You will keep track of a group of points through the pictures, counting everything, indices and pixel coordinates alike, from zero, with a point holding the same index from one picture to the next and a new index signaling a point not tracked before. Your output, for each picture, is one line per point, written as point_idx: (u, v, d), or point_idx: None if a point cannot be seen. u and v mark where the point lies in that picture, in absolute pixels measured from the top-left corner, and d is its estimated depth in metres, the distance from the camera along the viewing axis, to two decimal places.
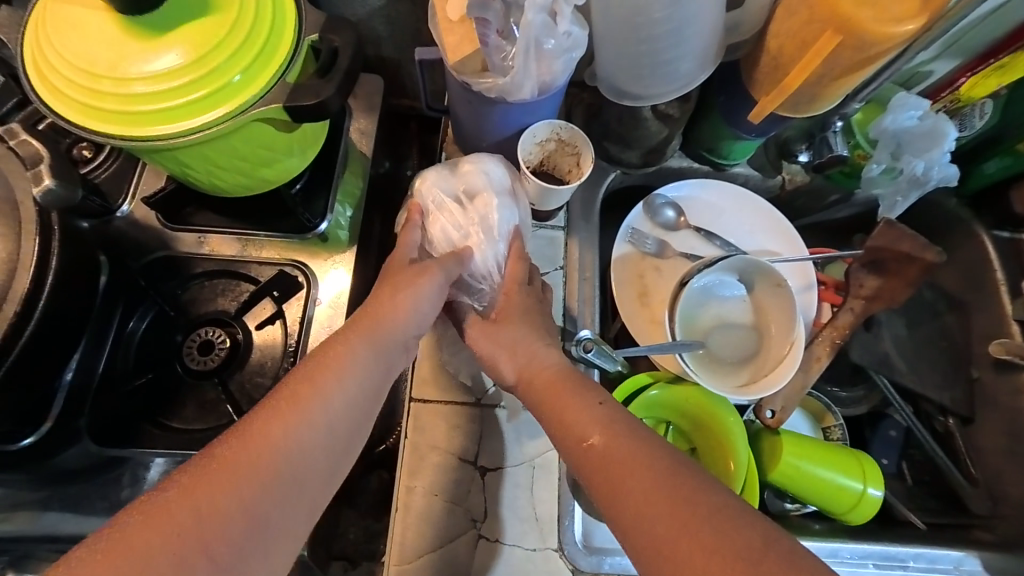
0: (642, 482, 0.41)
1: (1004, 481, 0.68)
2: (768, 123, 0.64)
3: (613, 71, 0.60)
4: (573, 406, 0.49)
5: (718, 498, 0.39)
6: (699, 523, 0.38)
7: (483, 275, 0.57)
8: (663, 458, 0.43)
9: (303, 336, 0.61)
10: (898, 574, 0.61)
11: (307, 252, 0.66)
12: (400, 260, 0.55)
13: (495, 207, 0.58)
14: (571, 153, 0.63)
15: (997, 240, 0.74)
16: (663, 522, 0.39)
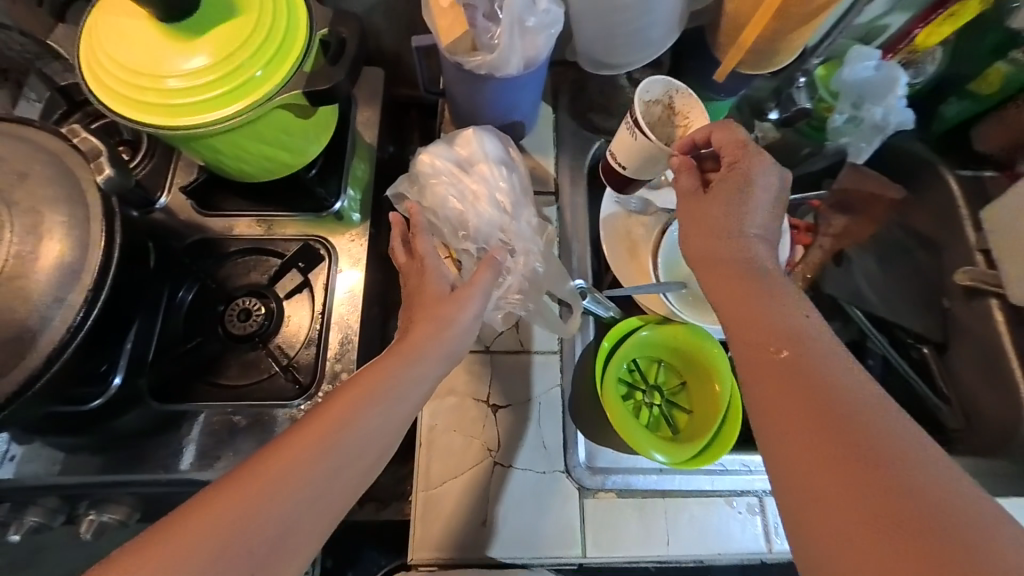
0: (810, 420, 0.40)
1: (979, 398, 0.73)
2: (736, 83, 0.71)
3: (589, 41, 0.67)
4: (766, 318, 0.47)
5: (900, 457, 0.36)
6: (812, 402, 0.40)
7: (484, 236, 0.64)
8: (801, 338, 0.44)
9: (329, 300, 0.69)
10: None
11: (324, 229, 0.73)
12: (420, 270, 0.58)
13: (489, 175, 0.65)
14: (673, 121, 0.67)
15: (962, 178, 0.81)
16: (775, 386, 0.42)
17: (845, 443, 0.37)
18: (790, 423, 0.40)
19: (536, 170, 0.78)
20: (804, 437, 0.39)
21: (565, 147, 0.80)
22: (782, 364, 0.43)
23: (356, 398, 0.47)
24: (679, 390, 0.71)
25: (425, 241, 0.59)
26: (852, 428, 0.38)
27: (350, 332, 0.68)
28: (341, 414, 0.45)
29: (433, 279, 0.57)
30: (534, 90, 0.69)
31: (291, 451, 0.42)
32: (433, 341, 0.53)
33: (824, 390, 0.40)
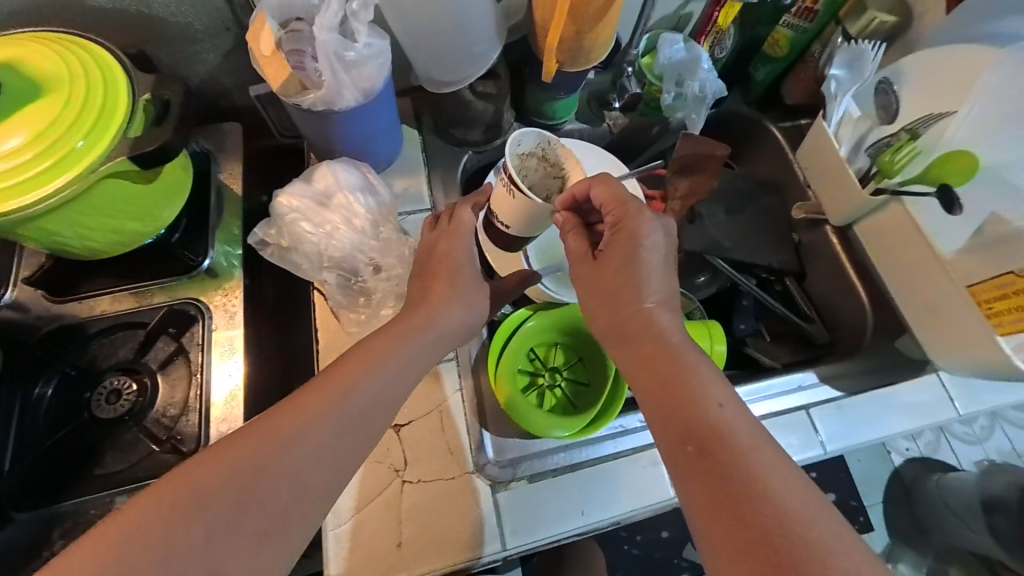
0: (727, 518, 0.43)
1: (838, 310, 0.83)
2: (571, 81, 0.78)
3: (421, 60, 0.71)
4: (683, 403, 0.50)
5: (803, 546, 0.40)
6: (733, 493, 0.44)
7: (352, 258, 0.66)
8: (713, 432, 0.47)
9: (205, 360, 0.66)
10: (763, 402, 0.72)
11: (196, 288, 0.70)
12: (457, 238, 0.64)
13: (348, 205, 0.66)
14: (552, 172, 0.67)
15: (785, 129, 0.93)
16: (695, 481, 0.46)
17: (758, 541, 0.41)
18: (711, 522, 0.44)
19: (409, 189, 0.82)
20: (728, 540, 0.43)
21: (435, 164, 0.85)
22: (702, 458, 0.46)
23: (367, 357, 0.54)
24: (576, 365, 0.76)
25: (470, 213, 0.65)
26: (769, 529, 0.41)
27: (234, 388, 0.65)
28: (355, 376, 0.52)
29: (458, 247, 0.64)
30: (383, 113, 0.72)
31: (297, 415, 0.48)
32: (456, 304, 0.62)
33: (740, 488, 0.44)
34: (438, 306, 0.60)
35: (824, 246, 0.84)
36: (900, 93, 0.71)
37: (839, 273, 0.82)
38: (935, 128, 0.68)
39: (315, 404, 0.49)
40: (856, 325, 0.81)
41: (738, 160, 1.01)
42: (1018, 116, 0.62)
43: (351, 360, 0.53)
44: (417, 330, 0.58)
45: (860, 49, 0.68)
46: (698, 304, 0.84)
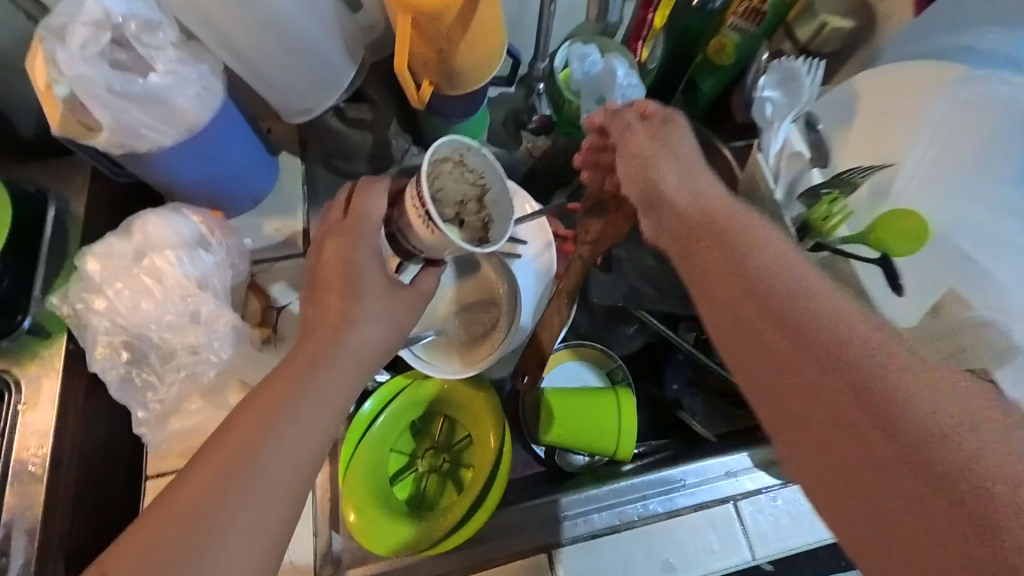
0: (849, 445, 0.30)
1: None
2: (465, 102, 0.64)
3: (274, 82, 0.59)
4: (752, 323, 0.36)
5: (965, 438, 0.27)
6: (869, 459, 0.30)
7: (143, 345, 0.48)
8: (802, 289, 0.35)
9: (9, 447, 0.57)
10: (685, 493, 0.58)
11: (15, 357, 0.62)
12: (353, 234, 0.50)
13: (169, 265, 0.53)
14: (469, 179, 0.54)
15: (736, 149, 0.77)
16: (844, 449, 0.31)
17: (904, 463, 0.28)
18: (894, 481, 0.28)
19: (281, 232, 0.70)
20: (896, 487, 0.28)
21: (315, 199, 0.73)
22: (836, 408, 0.31)
23: (257, 418, 0.42)
24: (460, 442, 0.63)
25: (379, 197, 0.51)
26: (942, 468, 0.27)
27: (37, 481, 0.56)
28: (246, 435, 0.41)
29: (357, 247, 0.50)
30: (233, 151, 0.62)
31: (188, 498, 0.38)
32: (367, 313, 0.48)
33: (844, 348, 0.32)
34: (339, 329, 0.47)
35: None
36: (829, 130, 0.63)
37: None
38: (879, 177, 0.60)
39: (206, 470, 0.39)
40: None
41: None
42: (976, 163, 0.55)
43: (241, 429, 0.41)
44: (320, 364, 0.45)
45: (793, 68, 0.59)
46: (621, 363, 0.69)
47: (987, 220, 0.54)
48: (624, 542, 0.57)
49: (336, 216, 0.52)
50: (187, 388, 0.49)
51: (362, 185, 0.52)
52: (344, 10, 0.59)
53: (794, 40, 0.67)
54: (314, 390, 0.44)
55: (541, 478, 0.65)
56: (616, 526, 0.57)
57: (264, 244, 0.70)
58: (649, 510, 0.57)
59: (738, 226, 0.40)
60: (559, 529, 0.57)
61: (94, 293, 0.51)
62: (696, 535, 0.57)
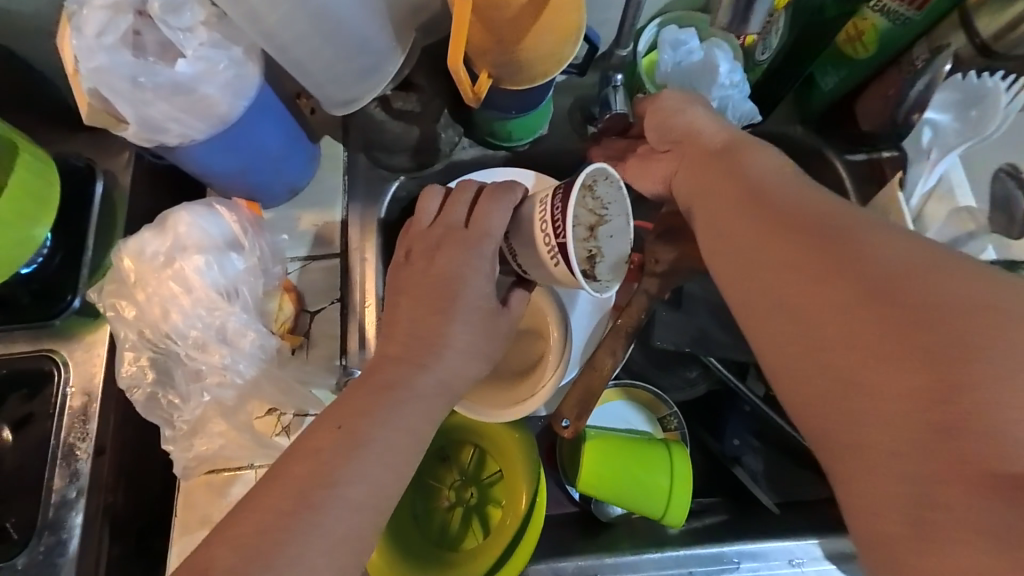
0: (853, 346, 0.35)
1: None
2: (526, 96, 0.55)
3: (312, 69, 0.53)
4: (773, 247, 0.40)
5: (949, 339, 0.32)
6: (868, 337, 0.34)
7: (172, 362, 0.48)
8: (851, 229, 0.38)
9: (55, 431, 0.58)
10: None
11: (62, 338, 0.62)
12: (476, 247, 0.50)
13: (198, 267, 0.50)
14: (591, 207, 0.48)
15: (852, 164, 0.64)
16: (834, 303, 0.36)
17: (896, 389, 0.33)
18: (879, 357, 0.34)
19: (318, 227, 0.66)
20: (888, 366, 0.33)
21: (354, 192, 0.66)
22: (829, 273, 0.37)
23: (349, 444, 0.44)
24: (489, 477, 0.59)
25: (504, 213, 0.50)
26: (913, 338, 0.33)
27: (78, 468, 0.57)
28: (333, 463, 0.43)
29: (465, 257, 0.50)
30: (267, 135, 0.56)
31: (307, 459, 0.44)
32: (461, 330, 0.49)
33: (854, 254, 0.37)
34: (437, 349, 0.48)
35: None
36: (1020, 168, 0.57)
37: None
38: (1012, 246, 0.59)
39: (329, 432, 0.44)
40: None
41: None
42: None
43: (322, 450, 0.44)
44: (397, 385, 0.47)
45: (983, 87, 0.55)
46: (677, 409, 0.62)
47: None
48: None
49: (457, 225, 0.51)
50: (211, 411, 0.47)
51: (488, 195, 0.51)
52: None
53: (973, 32, 0.51)
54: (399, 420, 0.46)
55: (572, 520, 0.60)
56: None
57: (301, 240, 0.65)
58: None
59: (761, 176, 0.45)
60: None
61: (126, 295, 0.49)
62: None
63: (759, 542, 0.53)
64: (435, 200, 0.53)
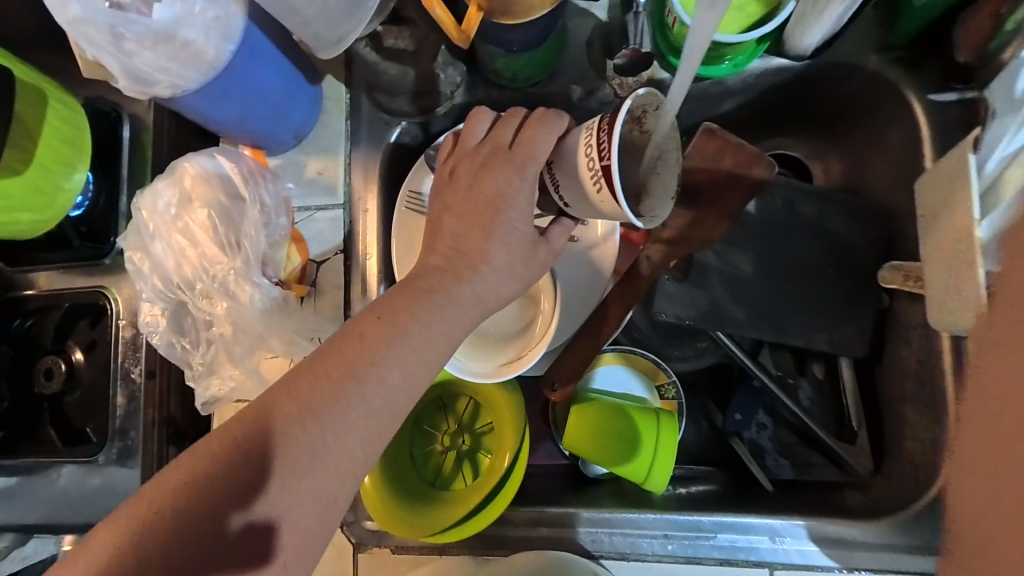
0: None
1: (904, 435, 0.52)
2: (529, 27, 0.48)
3: (300, 7, 0.48)
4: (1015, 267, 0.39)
5: None
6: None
7: (183, 311, 0.53)
8: None
9: (114, 356, 0.67)
10: (713, 544, 0.52)
11: (114, 274, 0.70)
12: (520, 170, 0.44)
13: (208, 218, 0.53)
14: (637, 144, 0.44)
15: (937, 108, 0.51)
16: None
17: None
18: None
19: (323, 175, 0.65)
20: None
21: (357, 137, 0.63)
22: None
23: (389, 335, 0.41)
24: (481, 427, 0.61)
25: (549, 139, 0.45)
26: None
27: (135, 388, 0.66)
28: (377, 345, 0.41)
29: (512, 179, 0.44)
30: (264, 74, 0.53)
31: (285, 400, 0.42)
32: (500, 250, 0.44)
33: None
34: (478, 264, 0.44)
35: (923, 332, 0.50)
36: None
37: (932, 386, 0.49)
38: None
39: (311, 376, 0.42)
40: (920, 470, 0.50)
41: (819, 153, 0.64)
42: None
43: (367, 336, 0.41)
44: (437, 290, 0.43)
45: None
46: (677, 378, 0.60)
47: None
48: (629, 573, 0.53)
49: (503, 147, 0.46)
50: (223, 355, 0.53)
51: (538, 120, 0.45)
52: None
53: None
54: (444, 319, 0.43)
55: (562, 471, 0.63)
56: (624, 555, 0.53)
57: (307, 189, 0.65)
58: (666, 549, 0.52)
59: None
60: (568, 541, 0.54)
61: (145, 244, 0.53)
62: None
63: (743, 516, 0.52)
64: (484, 123, 0.48)
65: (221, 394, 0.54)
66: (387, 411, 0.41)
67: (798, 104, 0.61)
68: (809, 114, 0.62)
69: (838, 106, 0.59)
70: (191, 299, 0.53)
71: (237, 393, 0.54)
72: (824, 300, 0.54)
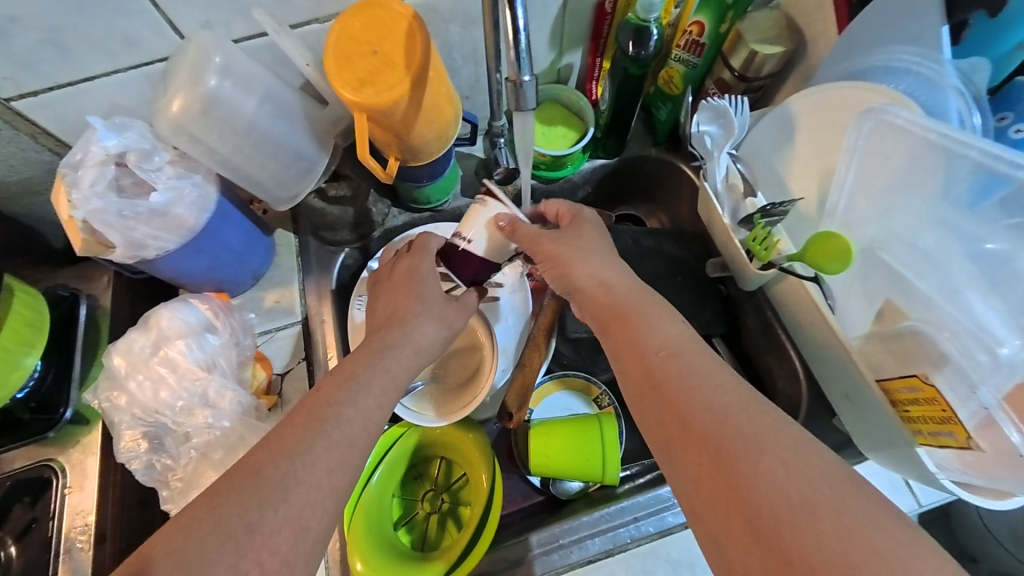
0: (761, 467, 0.37)
1: (773, 377, 0.71)
2: (431, 166, 0.71)
3: (261, 179, 0.67)
4: (669, 370, 0.44)
5: (764, 450, 0.38)
6: (798, 497, 0.35)
7: (162, 432, 0.61)
8: (687, 368, 0.44)
9: (59, 529, 0.63)
10: (674, 512, 0.60)
11: (62, 442, 0.68)
12: (420, 253, 0.60)
13: (180, 350, 0.60)
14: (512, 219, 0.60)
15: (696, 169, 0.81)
16: (680, 417, 0.41)
17: (758, 532, 0.35)
18: (698, 496, 0.39)
19: (280, 302, 0.76)
20: (687, 474, 0.40)
21: (309, 269, 0.77)
22: (739, 402, 0.41)
23: (341, 380, 0.49)
24: (457, 482, 0.66)
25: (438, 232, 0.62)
26: (718, 441, 0.39)
27: (84, 559, 0.62)
28: (342, 396, 0.47)
29: (420, 260, 0.59)
30: (230, 233, 0.68)
31: None
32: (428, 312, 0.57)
33: (681, 397, 0.42)
34: (419, 318, 0.55)
35: (747, 300, 0.72)
36: (771, 156, 0.67)
37: (771, 334, 0.69)
38: (798, 206, 0.63)
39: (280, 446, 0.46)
40: (792, 399, 0.69)
41: (652, 212, 0.90)
42: (902, 182, 0.53)
43: (335, 397, 0.48)
44: (397, 332, 0.53)
45: (720, 106, 0.60)
46: (607, 388, 0.73)
47: (914, 233, 0.53)
48: (618, 568, 0.58)
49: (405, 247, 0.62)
50: (202, 467, 0.60)
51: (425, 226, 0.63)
52: (313, 107, 0.68)
53: (731, 68, 0.69)
54: (393, 357, 0.51)
55: (540, 508, 0.67)
56: (610, 551, 0.59)
57: (266, 315, 0.75)
58: (641, 530, 0.60)
59: (613, 282, 0.53)
60: (560, 558, 0.59)
61: (123, 380, 0.59)
62: (689, 552, 0.59)
63: None
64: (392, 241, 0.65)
65: None
66: (345, 442, 0.46)
67: (622, 186, 0.91)
68: (631, 188, 0.91)
69: (647, 180, 0.88)
70: (171, 418, 0.60)
71: None
72: (682, 295, 0.73)
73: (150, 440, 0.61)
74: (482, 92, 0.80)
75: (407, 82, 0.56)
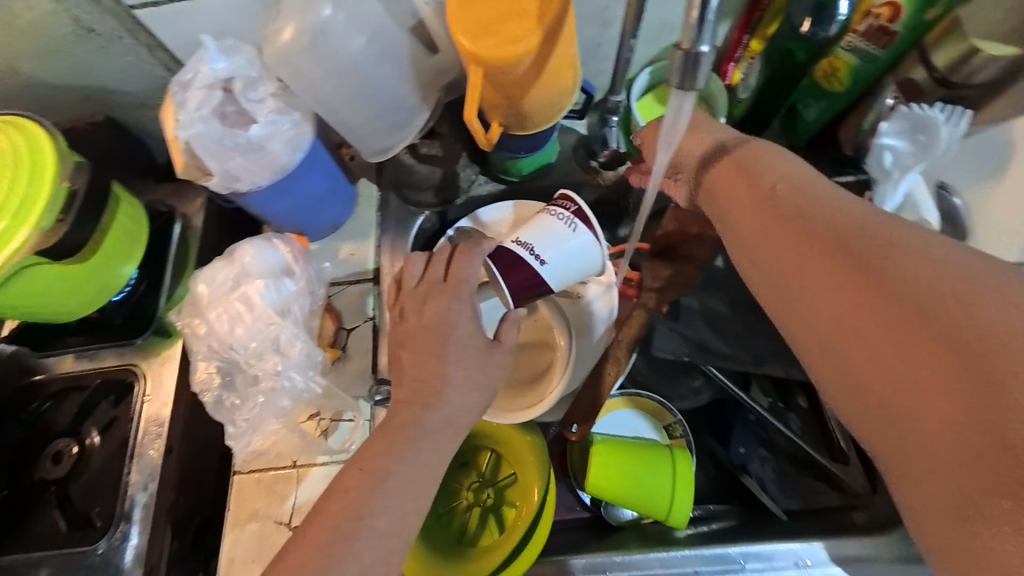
0: (941, 286, 0.32)
1: None
2: (533, 138, 0.64)
3: (355, 125, 0.63)
4: (809, 204, 0.40)
5: (943, 270, 0.33)
6: (998, 315, 0.30)
7: (234, 369, 0.62)
8: (828, 202, 0.39)
9: (134, 433, 0.67)
10: None
11: (145, 352, 0.71)
12: (456, 295, 0.48)
13: (257, 291, 0.60)
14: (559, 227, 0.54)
15: (842, 186, 0.66)
16: (833, 252, 0.37)
17: (952, 353, 0.30)
18: (864, 326, 0.34)
19: (354, 257, 0.74)
20: (844, 302, 0.35)
21: (386, 226, 0.73)
22: (893, 225, 0.37)
23: None
24: (504, 479, 0.63)
25: (474, 261, 0.49)
26: (885, 262, 0.34)
27: (151, 467, 0.66)
28: None
29: (454, 305, 0.48)
30: (315, 181, 0.65)
31: None
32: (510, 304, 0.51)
33: (828, 222, 0.38)
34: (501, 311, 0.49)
35: None
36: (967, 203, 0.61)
37: None
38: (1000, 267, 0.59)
39: None
40: None
41: None
42: None
43: None
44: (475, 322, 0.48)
45: (926, 117, 0.56)
46: (682, 417, 0.65)
47: None
48: None
49: (437, 281, 0.49)
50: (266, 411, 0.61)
51: (462, 252, 0.50)
52: (421, 54, 0.62)
53: (930, 67, 0.55)
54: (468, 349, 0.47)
55: (583, 524, 0.63)
56: None
57: (340, 267, 0.73)
58: None
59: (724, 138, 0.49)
60: None
61: (204, 309, 0.60)
62: None
63: (766, 543, 0.54)
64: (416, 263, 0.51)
65: (261, 448, 0.63)
66: None
67: None
68: None
69: None
70: (243, 357, 0.61)
71: (275, 449, 0.63)
72: None
73: (222, 374, 0.62)
74: (601, 57, 0.70)
75: (537, 35, 0.49)
